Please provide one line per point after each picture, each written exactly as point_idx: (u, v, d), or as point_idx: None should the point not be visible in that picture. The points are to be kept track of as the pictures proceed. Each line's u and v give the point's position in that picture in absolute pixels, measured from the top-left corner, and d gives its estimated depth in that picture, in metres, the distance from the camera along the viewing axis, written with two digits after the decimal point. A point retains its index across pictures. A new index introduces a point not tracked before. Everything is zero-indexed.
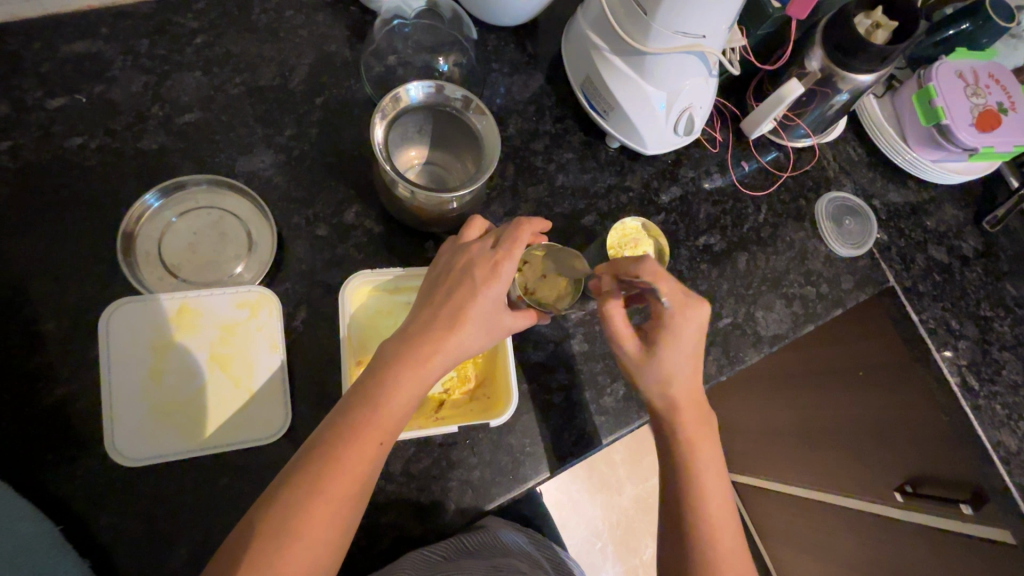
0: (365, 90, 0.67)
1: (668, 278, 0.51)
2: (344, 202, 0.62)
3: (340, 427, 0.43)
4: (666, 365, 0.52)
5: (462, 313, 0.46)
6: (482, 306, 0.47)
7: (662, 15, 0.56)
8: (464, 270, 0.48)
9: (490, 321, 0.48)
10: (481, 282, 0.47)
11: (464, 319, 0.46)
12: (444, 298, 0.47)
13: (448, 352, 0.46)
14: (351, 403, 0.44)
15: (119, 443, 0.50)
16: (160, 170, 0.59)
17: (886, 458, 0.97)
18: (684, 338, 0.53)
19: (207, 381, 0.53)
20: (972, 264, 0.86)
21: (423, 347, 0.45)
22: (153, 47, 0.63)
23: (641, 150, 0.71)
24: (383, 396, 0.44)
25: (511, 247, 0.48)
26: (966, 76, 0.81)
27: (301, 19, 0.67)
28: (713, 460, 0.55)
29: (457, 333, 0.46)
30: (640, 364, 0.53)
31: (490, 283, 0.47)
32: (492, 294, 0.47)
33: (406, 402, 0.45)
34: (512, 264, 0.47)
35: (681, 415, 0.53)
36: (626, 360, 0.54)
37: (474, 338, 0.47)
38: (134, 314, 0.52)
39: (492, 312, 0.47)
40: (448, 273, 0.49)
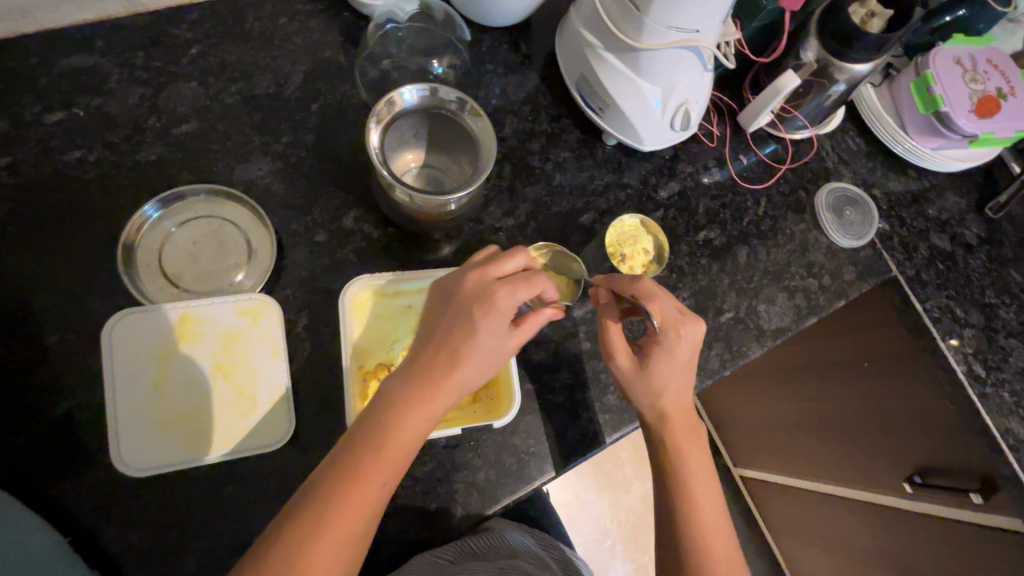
0: (360, 95, 0.67)
1: (662, 297, 0.52)
2: (342, 208, 0.63)
3: (342, 463, 0.43)
4: (656, 374, 0.53)
5: (460, 349, 0.45)
6: (482, 339, 0.45)
7: (655, 11, 0.56)
8: (463, 304, 0.47)
9: (494, 352, 0.46)
10: (481, 315, 0.45)
11: (465, 352, 0.45)
12: (443, 333, 0.46)
13: (450, 387, 0.45)
14: (352, 438, 0.44)
15: (123, 453, 0.50)
16: (158, 181, 0.60)
17: (895, 449, 0.97)
18: (678, 355, 0.53)
19: (210, 390, 0.53)
20: (976, 252, 0.85)
21: (425, 383, 0.45)
22: (148, 59, 0.63)
23: (638, 146, 0.71)
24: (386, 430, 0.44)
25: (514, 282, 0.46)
26: (964, 62, 0.80)
27: (294, 26, 0.67)
28: (702, 465, 0.55)
29: (459, 367, 0.45)
30: (633, 377, 0.54)
31: (490, 316, 0.45)
32: (492, 328, 0.46)
33: (410, 434, 0.44)
34: (511, 296, 0.46)
35: (672, 421, 0.54)
36: (618, 376, 0.55)
37: (477, 368, 0.46)
38: (136, 324, 0.53)
39: (494, 341, 0.46)
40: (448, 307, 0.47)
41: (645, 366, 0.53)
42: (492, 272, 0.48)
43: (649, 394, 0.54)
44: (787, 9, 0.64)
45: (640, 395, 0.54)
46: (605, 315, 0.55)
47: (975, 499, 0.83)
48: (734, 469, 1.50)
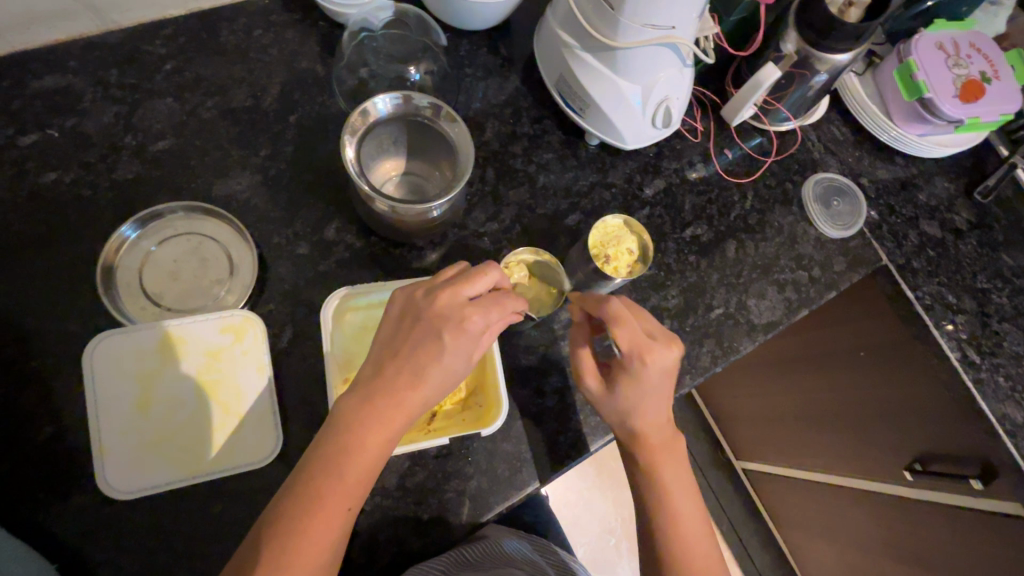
0: (338, 104, 0.67)
1: (626, 323, 0.52)
2: (324, 219, 0.62)
3: (303, 495, 0.42)
4: (625, 400, 0.53)
5: (425, 371, 0.45)
6: (446, 361, 0.45)
7: (629, 9, 0.56)
8: (431, 324, 0.46)
9: (457, 373, 0.46)
10: (446, 338, 0.45)
11: (427, 377, 0.45)
12: (406, 356, 0.46)
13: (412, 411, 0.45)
14: (312, 467, 0.43)
15: (110, 476, 0.50)
16: (136, 200, 0.59)
17: (894, 438, 0.96)
18: (648, 382, 0.52)
19: (194, 409, 0.53)
20: (966, 237, 0.85)
21: (387, 407, 0.44)
22: (123, 76, 0.62)
23: (621, 145, 0.70)
24: (349, 458, 0.43)
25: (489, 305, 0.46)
26: (946, 47, 0.80)
27: (270, 37, 0.67)
28: (681, 477, 0.56)
29: (421, 390, 0.45)
30: (603, 401, 0.55)
31: (455, 338, 0.45)
32: (459, 352, 0.45)
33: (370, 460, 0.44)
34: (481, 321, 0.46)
35: (648, 439, 0.54)
36: (590, 398, 0.57)
37: (440, 390, 0.46)
38: (118, 345, 0.52)
39: (458, 363, 0.46)
40: (415, 325, 0.46)
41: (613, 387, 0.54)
42: (463, 291, 0.47)
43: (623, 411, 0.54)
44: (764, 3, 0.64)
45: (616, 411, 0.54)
46: (578, 338, 0.57)
47: (975, 486, 0.83)
48: (736, 462, 1.49)
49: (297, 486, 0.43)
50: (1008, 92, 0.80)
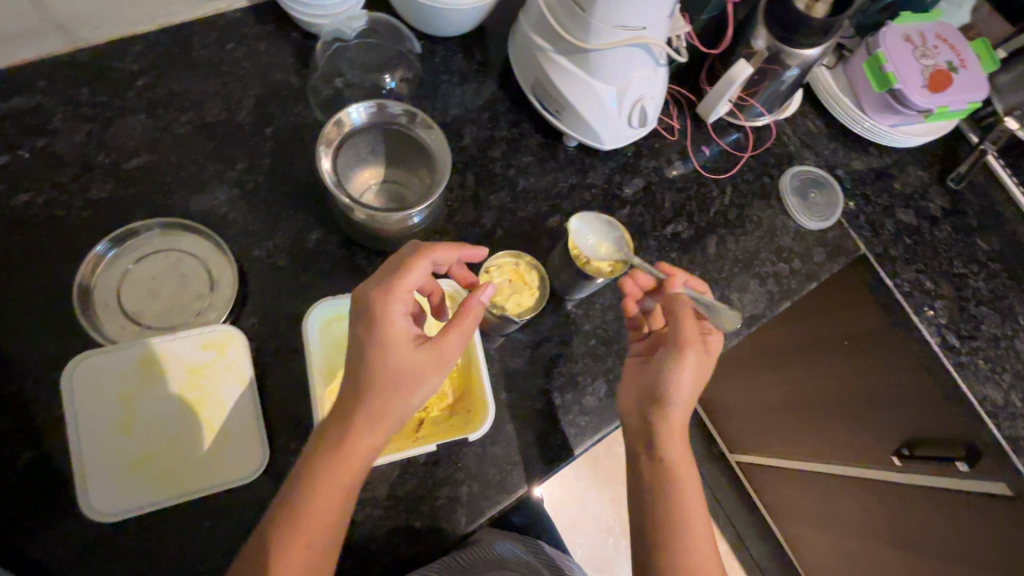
0: (314, 115, 0.66)
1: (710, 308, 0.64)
2: (304, 230, 0.62)
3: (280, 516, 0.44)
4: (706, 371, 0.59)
5: (365, 381, 0.46)
6: (392, 367, 0.46)
7: (600, 11, 0.57)
8: (358, 333, 0.47)
9: (407, 376, 0.46)
10: (383, 343, 0.46)
11: (379, 385, 0.46)
12: (349, 371, 0.47)
13: (375, 419, 0.46)
14: (290, 485, 0.45)
15: (92, 499, 0.49)
16: (111, 218, 0.58)
17: (882, 425, 0.97)
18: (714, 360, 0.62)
19: (178, 427, 0.52)
20: (942, 223, 0.86)
21: (349, 422, 0.45)
22: (94, 94, 0.62)
23: (598, 146, 0.70)
24: (318, 475, 0.44)
25: (394, 295, 0.46)
26: (913, 39, 0.82)
27: (243, 50, 0.67)
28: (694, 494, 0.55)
29: (365, 399, 0.46)
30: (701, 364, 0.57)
31: (390, 345, 0.46)
32: (388, 353, 0.46)
33: (341, 474, 0.44)
34: (395, 315, 0.46)
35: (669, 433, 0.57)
36: (690, 359, 0.56)
37: (398, 395, 0.46)
38: (96, 365, 0.51)
39: (405, 364, 0.46)
40: (350, 339, 0.48)
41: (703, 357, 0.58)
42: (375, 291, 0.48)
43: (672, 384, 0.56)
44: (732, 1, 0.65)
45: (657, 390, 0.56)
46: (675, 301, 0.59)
47: (962, 468, 0.84)
48: (730, 455, 1.50)
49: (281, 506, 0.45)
50: (975, 81, 0.82)
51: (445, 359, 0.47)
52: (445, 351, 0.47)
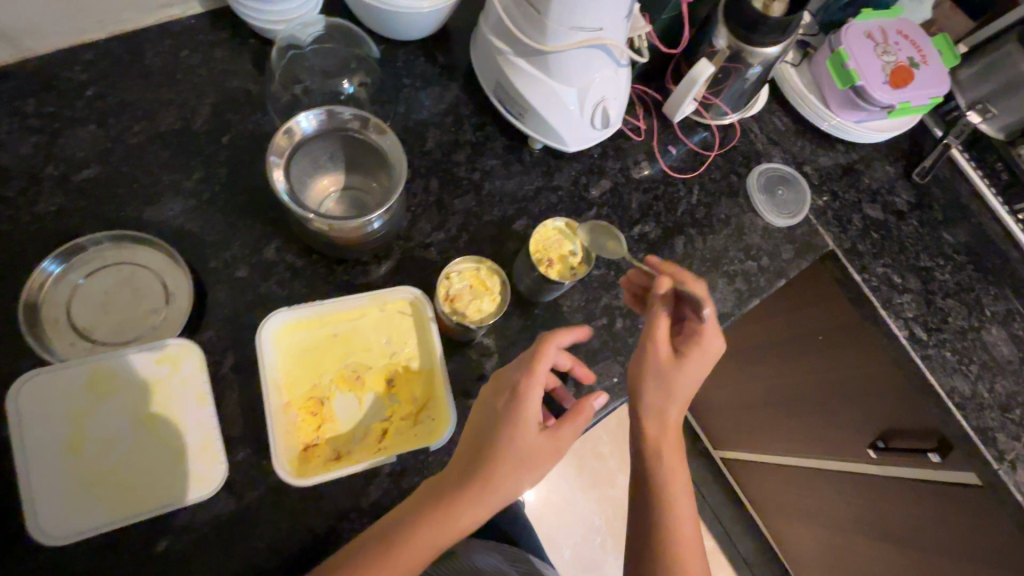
0: (272, 122, 0.65)
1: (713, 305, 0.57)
2: (262, 240, 0.61)
3: (366, 559, 0.45)
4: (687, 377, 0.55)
5: (484, 462, 0.48)
6: (516, 448, 0.48)
7: (555, 13, 0.57)
8: (496, 413, 0.50)
9: (528, 460, 0.48)
10: (523, 426, 0.49)
11: (498, 463, 0.48)
12: (471, 448, 0.50)
13: (485, 497, 0.47)
14: (384, 532, 0.46)
15: (41, 523, 0.47)
16: (60, 232, 0.57)
17: (856, 418, 0.98)
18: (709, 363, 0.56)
19: (132, 445, 0.51)
20: (908, 218, 0.87)
21: (460, 490, 0.47)
22: (41, 105, 0.60)
23: (562, 148, 0.70)
24: (417, 533, 0.46)
25: (529, 385, 0.49)
26: (874, 36, 0.82)
27: (197, 57, 0.66)
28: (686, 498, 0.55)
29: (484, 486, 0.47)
30: (667, 369, 0.55)
31: (524, 424, 0.49)
32: (521, 440, 0.48)
33: (437, 539, 0.46)
34: (532, 407, 0.49)
35: (664, 440, 0.56)
36: (650, 364, 0.56)
37: (514, 477, 0.48)
38: (43, 385, 0.50)
39: (527, 449, 0.49)
40: (491, 410, 0.51)
41: (674, 367, 0.55)
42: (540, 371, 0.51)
43: (659, 397, 0.55)
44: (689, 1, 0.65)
45: (648, 402, 0.56)
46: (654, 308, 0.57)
47: (933, 459, 0.85)
48: (715, 451, 1.50)
49: (369, 544, 0.46)
50: (936, 76, 0.83)
51: (559, 449, 0.50)
52: (561, 442, 0.51)
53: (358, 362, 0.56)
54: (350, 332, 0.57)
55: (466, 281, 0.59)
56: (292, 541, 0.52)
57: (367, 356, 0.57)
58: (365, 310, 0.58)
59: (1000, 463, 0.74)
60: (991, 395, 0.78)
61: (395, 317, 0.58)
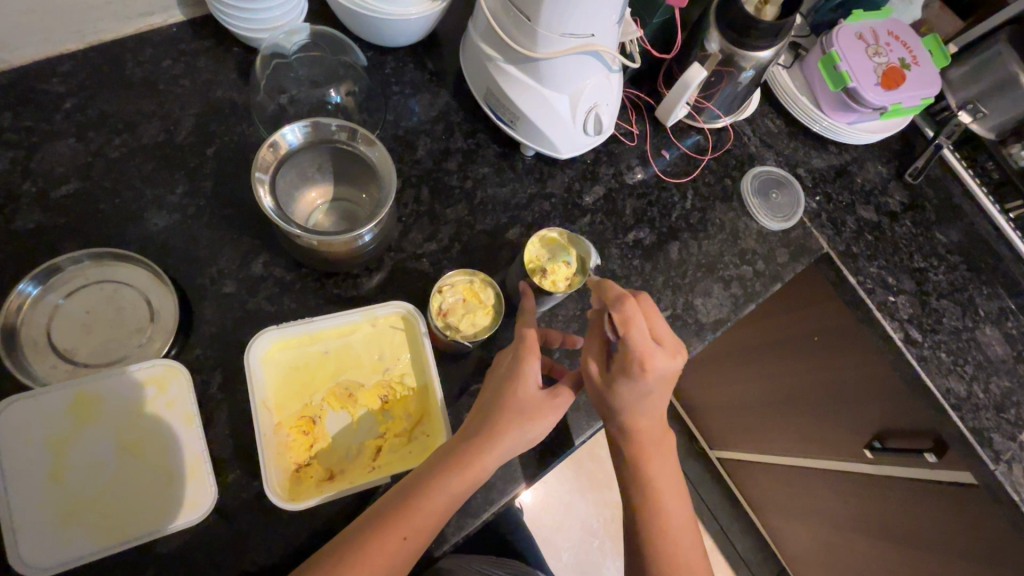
0: (257, 132, 0.64)
1: (632, 327, 0.48)
2: (250, 254, 0.59)
3: (384, 514, 0.45)
4: (617, 405, 0.51)
5: (494, 412, 0.50)
6: (521, 400, 0.50)
7: (545, 20, 0.56)
8: (503, 372, 0.53)
9: (532, 410, 0.50)
10: (523, 385, 0.51)
11: (504, 416, 0.50)
12: (481, 405, 0.52)
13: (498, 449, 0.48)
14: (400, 491, 0.46)
15: (22, 555, 0.46)
16: (40, 251, 0.55)
17: (852, 420, 0.98)
18: (643, 389, 0.49)
19: (118, 470, 0.49)
20: (901, 218, 0.87)
21: (471, 443, 0.48)
22: (18, 119, 0.58)
23: (555, 155, 0.69)
24: (434, 484, 0.46)
25: (530, 347, 0.52)
26: (865, 37, 0.82)
27: (180, 67, 0.64)
28: (671, 483, 0.53)
29: (495, 436, 0.48)
30: (596, 395, 0.52)
31: (525, 380, 0.51)
32: (524, 392, 0.51)
33: (452, 492, 0.46)
34: (534, 362, 0.52)
35: (641, 432, 0.52)
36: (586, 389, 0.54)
37: (520, 431, 0.49)
38: (22, 411, 0.48)
39: (531, 405, 0.51)
40: (498, 372, 0.54)
41: (606, 387, 0.51)
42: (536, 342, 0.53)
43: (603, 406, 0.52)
44: (679, 6, 0.63)
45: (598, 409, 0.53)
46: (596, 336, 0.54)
47: (930, 459, 0.85)
48: (711, 452, 1.50)
49: (388, 504, 0.46)
50: (927, 77, 0.82)
51: (560, 410, 0.52)
52: (562, 404, 0.52)
53: (349, 379, 0.55)
54: (341, 348, 0.56)
55: (457, 294, 0.58)
56: (284, 565, 0.51)
57: (359, 373, 0.55)
58: (357, 325, 0.56)
59: (996, 463, 0.74)
60: (986, 395, 0.78)
61: (386, 332, 0.57)
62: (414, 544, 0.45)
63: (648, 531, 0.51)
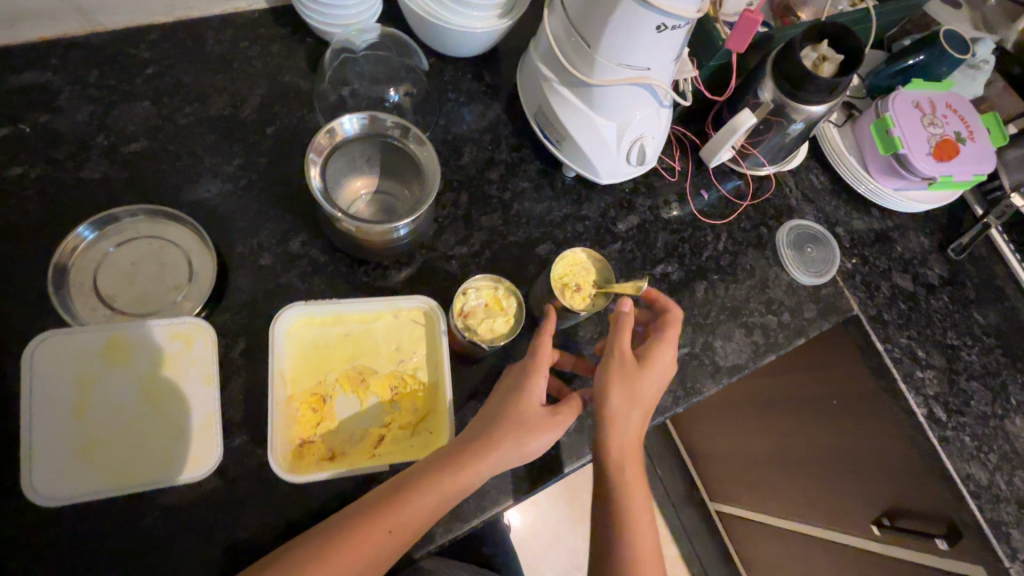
0: (316, 119, 0.67)
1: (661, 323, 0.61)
2: (290, 231, 0.62)
3: (366, 507, 0.45)
4: (645, 381, 0.56)
5: (498, 420, 0.51)
6: (524, 413, 0.51)
7: (604, 48, 0.57)
8: (513, 384, 0.54)
9: (535, 424, 0.51)
10: (531, 395, 0.52)
11: (504, 426, 0.50)
12: (486, 413, 0.53)
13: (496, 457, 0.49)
14: (393, 484, 0.47)
15: (34, 482, 0.48)
16: (100, 199, 0.59)
17: (863, 491, 0.94)
18: (660, 376, 0.57)
19: (133, 416, 0.52)
20: (938, 292, 0.85)
21: (470, 448, 0.49)
22: (103, 77, 0.63)
23: (595, 179, 0.71)
24: (426, 482, 0.46)
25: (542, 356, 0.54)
26: (922, 106, 0.81)
27: (255, 49, 0.68)
28: (650, 527, 0.52)
29: (495, 445, 0.49)
30: (628, 371, 0.55)
31: (533, 394, 0.52)
32: (528, 404, 0.52)
33: (442, 493, 0.47)
34: (542, 378, 0.53)
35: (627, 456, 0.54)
36: (614, 365, 0.55)
37: (518, 443, 0.50)
38: (58, 345, 0.51)
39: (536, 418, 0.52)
40: (507, 383, 0.55)
41: (636, 368, 0.56)
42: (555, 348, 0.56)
43: (626, 398, 0.54)
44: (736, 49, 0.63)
45: (613, 403, 0.54)
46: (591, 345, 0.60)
47: (941, 546, 0.81)
48: (711, 503, 1.46)
49: (379, 494, 0.47)
50: (981, 154, 0.81)
51: (560, 428, 0.52)
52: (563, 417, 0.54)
53: (364, 365, 0.56)
54: (361, 334, 0.57)
55: (478, 297, 0.57)
56: (273, 537, 0.51)
57: (375, 360, 0.57)
58: (380, 313, 0.58)
59: (1012, 561, 0.70)
60: (1009, 487, 0.75)
61: (407, 324, 0.59)
62: (395, 540, 0.45)
63: (622, 563, 0.49)
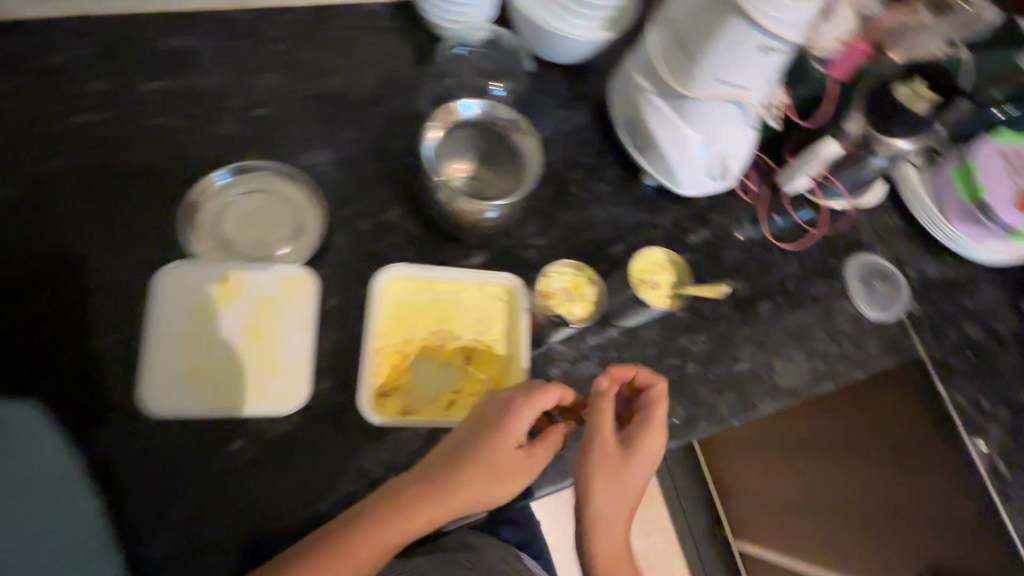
0: (421, 105, 0.72)
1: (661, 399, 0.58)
2: (388, 203, 0.67)
3: (353, 522, 0.48)
4: (630, 472, 0.55)
5: (465, 458, 0.51)
6: (493, 458, 0.51)
7: (706, 63, 0.61)
8: (485, 420, 0.53)
9: (505, 468, 0.51)
10: (502, 441, 0.51)
11: (473, 467, 0.50)
12: (460, 441, 0.52)
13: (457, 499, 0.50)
14: (348, 522, 0.49)
15: (150, 392, 0.54)
16: (225, 153, 0.64)
17: (901, 544, 0.91)
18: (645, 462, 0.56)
19: (238, 348, 0.57)
20: (1009, 346, 0.83)
21: (441, 483, 0.50)
22: (239, 47, 0.68)
23: (674, 188, 0.73)
24: (408, 509, 0.49)
25: (524, 405, 0.52)
26: (1009, 156, 0.81)
27: (374, 36, 0.73)
28: None
29: (463, 484, 0.50)
30: (613, 465, 0.55)
31: (504, 440, 0.51)
32: (503, 447, 0.51)
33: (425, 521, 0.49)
34: (521, 425, 0.52)
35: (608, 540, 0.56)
36: (597, 459, 0.55)
37: (485, 487, 0.50)
38: (185, 276, 0.58)
39: (511, 462, 0.52)
40: (483, 416, 0.53)
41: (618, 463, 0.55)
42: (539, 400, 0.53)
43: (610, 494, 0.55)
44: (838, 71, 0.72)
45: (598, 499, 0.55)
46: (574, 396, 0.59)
47: None
48: (734, 542, 1.42)
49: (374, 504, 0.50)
50: None
51: (531, 473, 0.52)
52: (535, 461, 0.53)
53: (447, 331, 0.60)
54: (449, 301, 0.61)
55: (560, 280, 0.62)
56: (346, 480, 0.55)
57: (458, 328, 0.60)
58: (468, 285, 0.62)
59: None
60: None
61: (490, 300, 0.62)
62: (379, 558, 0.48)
63: None
